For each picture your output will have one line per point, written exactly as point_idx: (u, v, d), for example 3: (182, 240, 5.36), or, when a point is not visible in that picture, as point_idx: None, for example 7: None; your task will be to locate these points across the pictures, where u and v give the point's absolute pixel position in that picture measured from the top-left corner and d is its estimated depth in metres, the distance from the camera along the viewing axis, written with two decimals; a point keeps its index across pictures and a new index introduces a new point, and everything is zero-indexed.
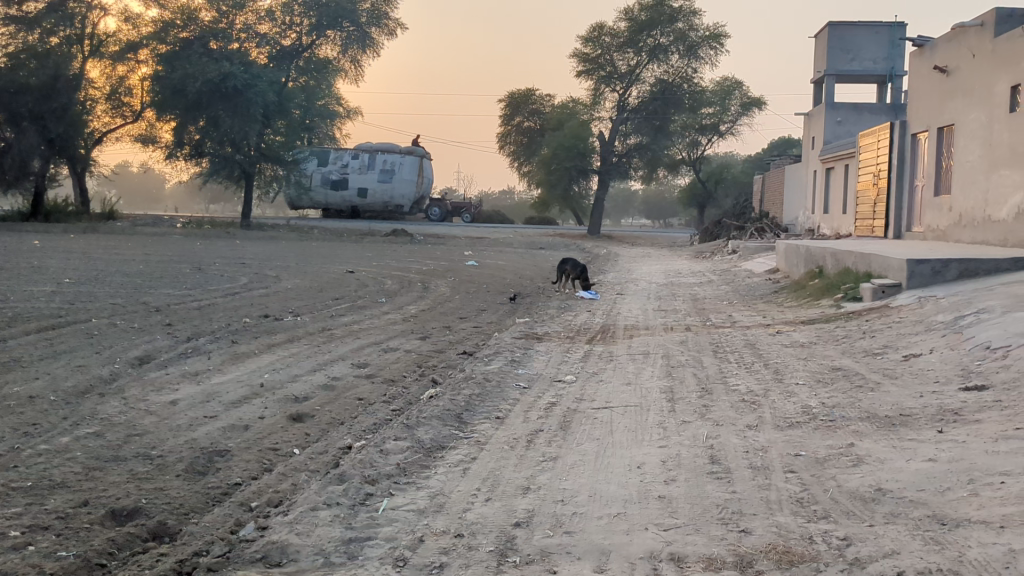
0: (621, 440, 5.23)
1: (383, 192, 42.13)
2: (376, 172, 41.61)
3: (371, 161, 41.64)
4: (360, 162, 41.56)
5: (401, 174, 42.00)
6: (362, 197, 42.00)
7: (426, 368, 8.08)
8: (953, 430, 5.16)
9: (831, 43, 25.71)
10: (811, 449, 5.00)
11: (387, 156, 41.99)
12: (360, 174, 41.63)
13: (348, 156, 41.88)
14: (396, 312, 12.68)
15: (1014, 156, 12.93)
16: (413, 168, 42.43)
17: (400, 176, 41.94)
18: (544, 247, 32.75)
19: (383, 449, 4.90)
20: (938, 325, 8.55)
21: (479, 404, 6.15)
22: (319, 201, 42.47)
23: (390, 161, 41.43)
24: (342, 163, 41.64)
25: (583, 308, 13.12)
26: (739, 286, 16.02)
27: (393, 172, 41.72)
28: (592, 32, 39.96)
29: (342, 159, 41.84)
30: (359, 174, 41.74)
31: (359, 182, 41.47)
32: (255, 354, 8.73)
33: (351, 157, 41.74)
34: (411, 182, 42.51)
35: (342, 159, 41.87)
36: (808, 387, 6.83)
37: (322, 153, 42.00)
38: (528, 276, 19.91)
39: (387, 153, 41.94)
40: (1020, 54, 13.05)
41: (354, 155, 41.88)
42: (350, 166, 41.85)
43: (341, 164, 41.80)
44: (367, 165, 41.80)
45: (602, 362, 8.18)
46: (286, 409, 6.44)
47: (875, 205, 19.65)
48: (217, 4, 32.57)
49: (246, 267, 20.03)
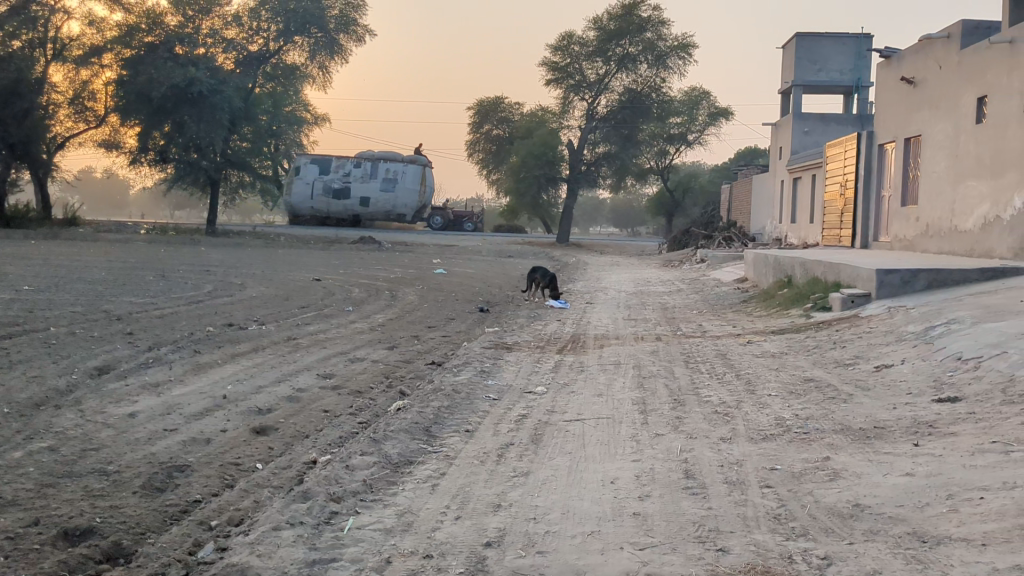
0: (594, 454, 5.12)
1: (386, 201, 41.80)
2: (380, 181, 41.22)
3: (374, 170, 41.36)
4: (365, 171, 41.05)
5: (404, 183, 41.90)
6: (366, 207, 41.47)
7: (393, 379, 7.92)
8: (928, 443, 5.11)
9: (799, 53, 25.91)
10: (787, 463, 4.91)
11: (388, 164, 41.80)
12: (363, 183, 41.06)
13: (351, 164, 41.19)
14: (364, 320, 12.50)
15: (981, 167, 13.03)
16: (416, 177, 42.43)
17: (403, 185, 41.78)
18: (513, 256, 32.66)
19: (349, 464, 4.75)
20: (908, 335, 8.53)
21: (448, 416, 6.02)
22: (319, 210, 41.51)
23: (395, 169, 41.19)
24: (345, 171, 40.93)
25: (553, 317, 13.01)
26: (708, 295, 16.01)
27: (396, 180, 41.51)
28: (560, 40, 39.97)
29: (344, 168, 41.08)
30: (362, 183, 41.14)
31: (364, 191, 40.94)
32: (217, 364, 8.51)
33: (354, 166, 41.10)
34: (412, 191, 42.45)
35: (345, 167, 41.17)
36: (780, 398, 6.76)
37: (323, 161, 41.11)
38: (496, 284, 19.79)
39: (390, 162, 41.70)
40: (986, 66, 13.16)
41: (356, 163, 41.51)
42: (352, 174, 41.17)
43: (343, 172, 41.04)
44: (369, 174, 41.42)
45: (572, 372, 8.08)
46: (248, 421, 6.26)
47: (842, 215, 19.77)
48: (183, 8, 32.55)
49: (210, 275, 19.71)
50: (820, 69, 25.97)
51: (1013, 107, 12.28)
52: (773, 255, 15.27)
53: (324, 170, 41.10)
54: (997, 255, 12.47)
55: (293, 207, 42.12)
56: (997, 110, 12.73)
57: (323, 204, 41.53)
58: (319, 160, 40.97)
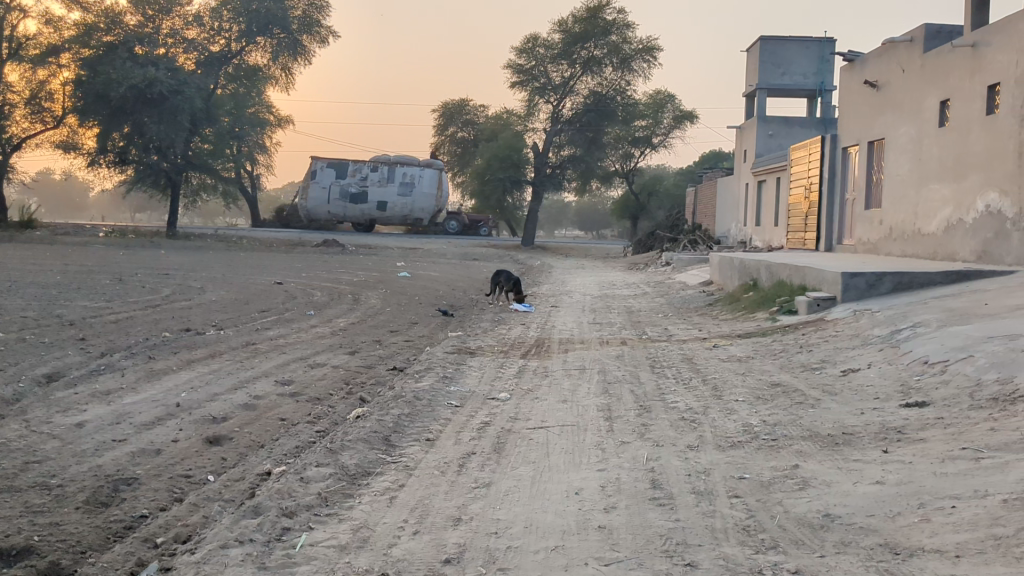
0: (557, 463, 4.97)
1: (403, 205, 41.68)
2: (398, 186, 41.03)
3: (392, 175, 41.03)
4: (383, 175, 40.79)
5: (421, 187, 41.81)
6: (383, 211, 41.34)
7: (353, 386, 7.73)
8: (897, 449, 5.03)
9: (764, 57, 25.99)
10: (755, 471, 4.80)
11: (405, 169, 41.48)
12: (381, 187, 40.83)
13: (368, 168, 40.81)
14: (325, 325, 12.28)
15: (944, 171, 13.09)
16: (432, 181, 42.33)
17: (420, 190, 41.67)
18: (479, 259, 32.50)
19: (303, 476, 4.56)
20: (874, 339, 8.50)
21: (408, 424, 5.84)
22: (336, 214, 41.20)
23: (413, 174, 40.99)
24: (363, 175, 40.58)
25: (518, 321, 12.89)
26: (674, 298, 15.96)
27: (414, 185, 41.26)
28: (525, 43, 39.89)
29: (362, 172, 40.70)
30: (380, 187, 40.91)
31: (383, 196, 40.75)
32: (172, 371, 8.25)
33: (371, 170, 40.77)
34: (428, 195, 42.38)
35: (362, 171, 40.81)
36: (747, 404, 6.67)
37: (339, 165, 40.64)
38: (461, 287, 19.63)
39: (408, 166, 41.49)
40: (949, 69, 13.22)
41: (373, 167, 41.08)
42: (369, 179, 40.85)
43: (361, 177, 40.70)
44: (387, 178, 41.08)
45: (537, 378, 7.94)
46: (201, 430, 6.04)
47: (807, 217, 19.83)
48: (143, 8, 32.07)
49: (169, 278, 19.33)
50: (783, 72, 26.11)
51: (975, 111, 12.35)
52: (739, 258, 15.25)
53: (341, 174, 40.71)
54: (960, 258, 12.53)
55: (308, 210, 41.66)
56: (960, 113, 12.80)
57: (339, 208, 41.20)
58: (336, 163, 40.50)
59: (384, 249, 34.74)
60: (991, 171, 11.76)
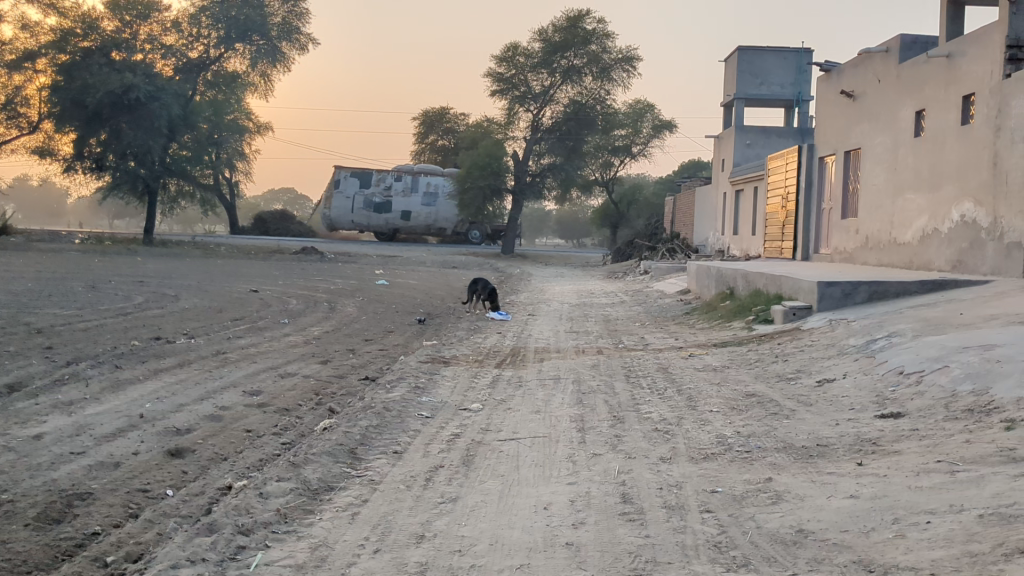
0: (528, 477, 4.85)
1: (426, 215, 43.47)
2: (421, 196, 42.87)
3: (415, 184, 42.97)
4: (406, 185, 42.72)
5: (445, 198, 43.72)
6: (407, 220, 43.04)
7: (323, 396, 7.58)
8: (872, 462, 4.95)
9: (741, 66, 26.07)
10: (729, 485, 4.69)
11: (428, 179, 43.37)
12: (405, 197, 42.72)
13: (391, 178, 42.76)
14: (299, 333, 12.11)
15: (919, 180, 13.11)
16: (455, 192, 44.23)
17: (443, 200, 43.52)
18: (459, 267, 32.40)
19: (263, 492, 4.42)
20: (849, 349, 8.44)
21: (376, 437, 5.71)
22: (360, 223, 43.01)
23: (437, 184, 43.04)
24: (386, 185, 42.53)
25: (494, 329, 12.76)
26: (651, 307, 15.91)
27: (436, 195, 43.08)
28: (506, 52, 40.03)
29: (384, 182, 42.65)
30: (404, 197, 42.86)
31: (406, 204, 42.60)
32: (137, 381, 8.06)
33: (395, 180, 42.73)
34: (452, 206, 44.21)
35: (385, 181, 42.71)
36: (722, 415, 6.58)
37: (363, 175, 42.77)
38: (439, 295, 19.50)
39: (431, 178, 43.47)
40: (924, 80, 13.25)
41: (397, 177, 43.01)
42: (392, 188, 42.76)
43: (385, 186, 42.66)
44: (410, 188, 43.04)
45: (510, 388, 7.82)
46: (163, 443, 5.88)
47: (784, 227, 19.86)
48: (120, 13, 31.62)
49: (144, 286, 19.08)
50: (761, 82, 26.19)
51: (950, 121, 12.36)
52: (716, 267, 15.25)
53: (365, 184, 42.73)
54: (935, 268, 12.53)
55: (334, 220, 43.52)
56: (935, 123, 12.81)
57: (364, 217, 43.01)
58: (359, 174, 42.59)
59: (362, 257, 34.62)
60: (966, 181, 11.76)
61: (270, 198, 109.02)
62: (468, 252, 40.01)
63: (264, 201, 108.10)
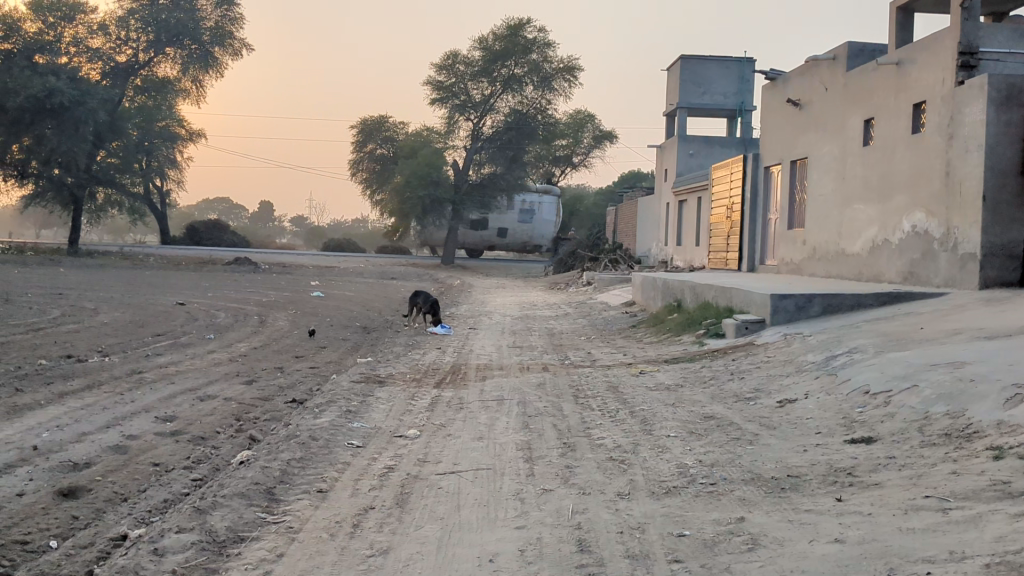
0: (470, 520, 4.25)
1: (522, 231, 44.47)
2: (516, 213, 43.86)
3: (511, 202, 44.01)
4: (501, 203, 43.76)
5: (540, 215, 44.53)
6: (504, 237, 44.33)
7: (245, 422, 6.92)
8: (853, 497, 4.47)
9: (684, 75, 25.85)
10: (697, 528, 4.15)
11: (525, 197, 44.41)
12: (500, 214, 43.91)
13: None
14: (224, 350, 11.35)
15: (869, 190, 12.88)
16: (551, 209, 44.91)
17: (539, 216, 44.36)
18: (397, 278, 31.73)
19: (157, 547, 3.77)
20: (808, 366, 8.03)
21: (299, 473, 5.06)
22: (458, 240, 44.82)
23: (530, 202, 43.83)
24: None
25: (432, 345, 12.14)
26: (596, 320, 15.44)
27: (532, 212, 44.19)
28: (445, 59, 39.56)
29: None
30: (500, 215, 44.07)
31: (501, 222, 43.76)
32: (37, 407, 7.24)
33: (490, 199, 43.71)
34: (548, 222, 45.10)
35: None
36: (680, 440, 6.06)
37: None
38: (376, 308, 18.80)
39: (525, 194, 44.28)
40: (873, 88, 13.02)
41: None
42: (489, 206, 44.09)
43: None
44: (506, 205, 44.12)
45: (450, 411, 7.20)
46: (55, 481, 5.10)
47: (728, 238, 19.62)
48: (43, 15, 30.57)
49: (60, 299, 17.95)
50: (704, 91, 26.00)
51: (901, 128, 12.12)
52: (663, 277, 14.86)
53: None
54: (886, 279, 12.29)
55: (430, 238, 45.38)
56: (884, 132, 12.59)
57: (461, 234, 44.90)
58: None
59: (299, 268, 33.73)
60: (918, 191, 11.52)
61: (202, 209, 106.49)
62: (406, 263, 39.25)
63: (193, 209, 105.36)
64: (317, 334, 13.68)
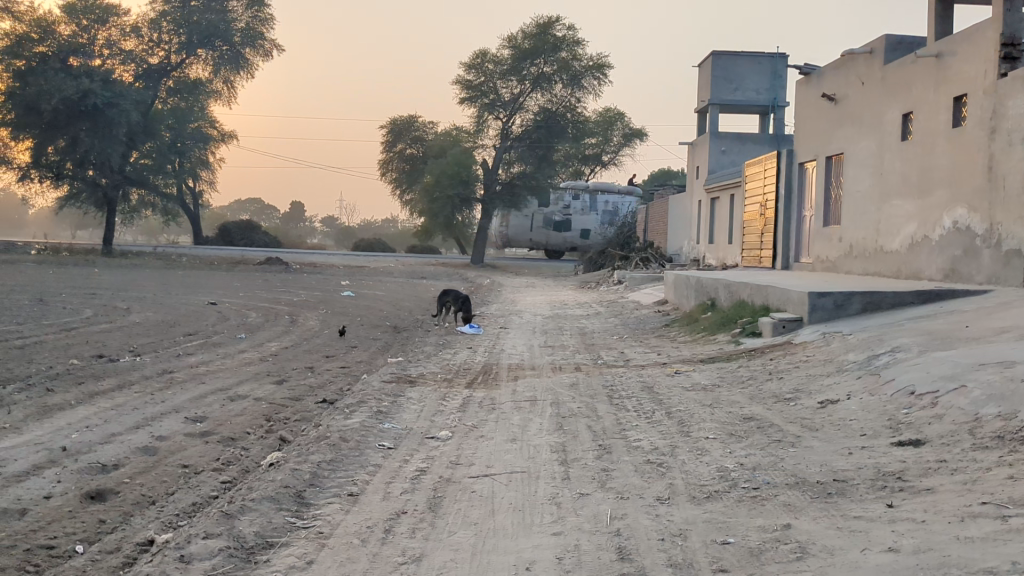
0: (505, 526, 4.12)
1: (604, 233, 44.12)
2: (598, 214, 43.51)
3: (593, 203, 43.62)
4: (584, 204, 43.48)
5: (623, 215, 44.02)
6: (586, 238, 44.07)
7: (275, 423, 6.83)
8: (904, 503, 4.28)
9: (716, 72, 25.57)
10: (742, 535, 3.99)
11: (608, 198, 43.94)
12: (583, 215, 43.61)
13: (570, 198, 43.80)
14: (255, 350, 11.29)
15: (908, 186, 12.59)
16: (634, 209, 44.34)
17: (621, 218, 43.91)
18: (427, 277, 31.71)
19: (184, 554, 3.66)
20: (850, 365, 7.81)
21: (329, 476, 4.95)
22: (539, 240, 44.68)
23: (613, 203, 43.36)
24: (564, 204, 43.60)
25: (463, 345, 12.03)
26: (628, 319, 15.25)
27: (615, 213, 43.68)
28: (474, 58, 39.45)
29: (564, 201, 43.75)
30: (582, 215, 43.74)
31: (584, 223, 43.47)
32: (67, 407, 7.20)
33: (573, 200, 43.41)
34: None
35: (564, 200, 43.73)
36: (719, 443, 5.88)
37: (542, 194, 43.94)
38: (407, 307, 18.74)
39: (608, 195, 43.85)
40: (912, 81, 12.72)
41: (576, 196, 43.85)
42: (571, 207, 43.87)
43: (563, 205, 43.59)
44: (589, 206, 43.73)
45: (482, 412, 7.06)
46: (82, 483, 5.03)
47: (762, 236, 19.35)
48: (77, 17, 30.72)
49: (94, 299, 18.06)
50: (736, 87, 25.70)
51: (941, 123, 11.83)
52: (695, 276, 14.65)
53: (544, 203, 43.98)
54: (926, 276, 12.00)
55: (511, 238, 45.24)
56: (924, 125, 12.30)
57: (542, 234, 44.78)
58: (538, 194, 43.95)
59: (329, 268, 33.82)
60: (959, 186, 11.24)
61: (235, 209, 107.25)
62: (437, 262, 39.22)
63: (225, 210, 106.10)
64: (347, 333, 13.61)
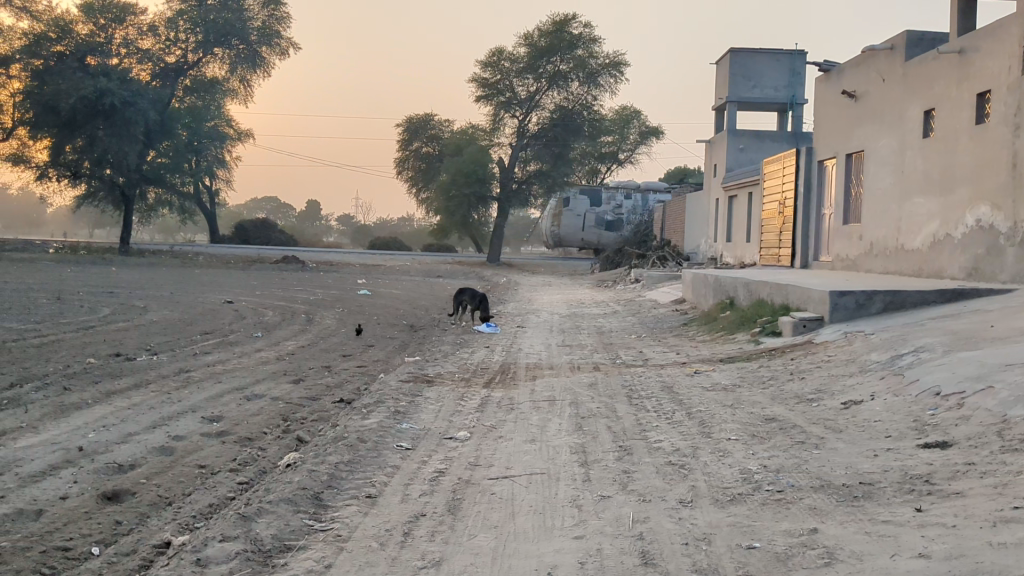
0: (526, 529, 4.05)
1: None
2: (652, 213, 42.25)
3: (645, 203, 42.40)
4: (636, 203, 42.22)
5: None
6: None
7: (292, 422, 6.80)
8: (933, 507, 4.18)
9: (734, 69, 25.43)
10: (768, 539, 3.91)
11: (658, 198, 42.84)
12: (636, 214, 42.31)
13: (621, 197, 42.45)
14: (272, 348, 11.26)
15: (930, 184, 12.43)
16: None
17: None
18: (443, 275, 31.66)
19: (200, 557, 3.62)
20: (873, 365, 7.70)
21: (346, 477, 4.89)
22: (590, 241, 43.10)
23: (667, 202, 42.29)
24: (617, 204, 42.13)
25: (480, 344, 11.96)
26: (645, 318, 15.14)
27: None
28: (490, 56, 39.35)
29: (616, 200, 42.34)
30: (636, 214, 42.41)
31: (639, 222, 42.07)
32: (84, 407, 7.17)
33: (625, 199, 42.15)
34: None
35: (616, 199, 42.36)
36: (741, 444, 5.79)
37: (593, 193, 42.48)
38: (423, 306, 18.72)
39: (659, 195, 42.75)
40: (934, 77, 12.56)
41: (627, 195, 42.55)
42: (623, 206, 42.51)
43: (616, 204, 42.21)
44: (640, 206, 42.48)
45: (500, 412, 6.99)
46: (99, 484, 5.00)
47: (781, 234, 19.19)
48: (94, 17, 30.90)
49: (111, 297, 18.10)
50: (754, 85, 25.55)
51: (963, 120, 11.68)
52: (714, 275, 14.53)
53: (596, 202, 42.46)
54: (948, 275, 11.85)
55: (562, 237, 43.72)
56: (946, 122, 12.15)
57: (593, 235, 43.09)
58: (589, 193, 42.50)
59: (346, 266, 33.82)
60: (982, 183, 11.10)
61: (252, 208, 107.48)
62: (453, 261, 39.14)
63: (242, 208, 106.31)
64: (364, 332, 13.58)
